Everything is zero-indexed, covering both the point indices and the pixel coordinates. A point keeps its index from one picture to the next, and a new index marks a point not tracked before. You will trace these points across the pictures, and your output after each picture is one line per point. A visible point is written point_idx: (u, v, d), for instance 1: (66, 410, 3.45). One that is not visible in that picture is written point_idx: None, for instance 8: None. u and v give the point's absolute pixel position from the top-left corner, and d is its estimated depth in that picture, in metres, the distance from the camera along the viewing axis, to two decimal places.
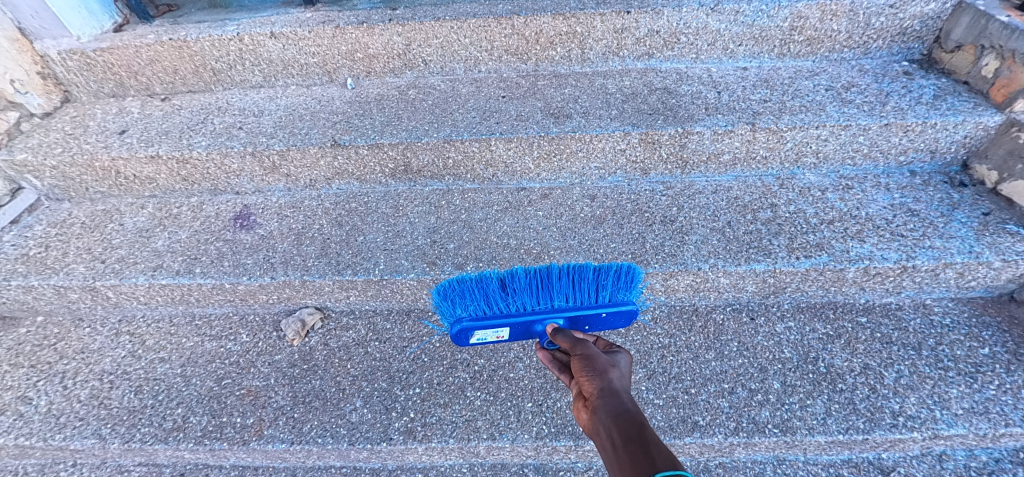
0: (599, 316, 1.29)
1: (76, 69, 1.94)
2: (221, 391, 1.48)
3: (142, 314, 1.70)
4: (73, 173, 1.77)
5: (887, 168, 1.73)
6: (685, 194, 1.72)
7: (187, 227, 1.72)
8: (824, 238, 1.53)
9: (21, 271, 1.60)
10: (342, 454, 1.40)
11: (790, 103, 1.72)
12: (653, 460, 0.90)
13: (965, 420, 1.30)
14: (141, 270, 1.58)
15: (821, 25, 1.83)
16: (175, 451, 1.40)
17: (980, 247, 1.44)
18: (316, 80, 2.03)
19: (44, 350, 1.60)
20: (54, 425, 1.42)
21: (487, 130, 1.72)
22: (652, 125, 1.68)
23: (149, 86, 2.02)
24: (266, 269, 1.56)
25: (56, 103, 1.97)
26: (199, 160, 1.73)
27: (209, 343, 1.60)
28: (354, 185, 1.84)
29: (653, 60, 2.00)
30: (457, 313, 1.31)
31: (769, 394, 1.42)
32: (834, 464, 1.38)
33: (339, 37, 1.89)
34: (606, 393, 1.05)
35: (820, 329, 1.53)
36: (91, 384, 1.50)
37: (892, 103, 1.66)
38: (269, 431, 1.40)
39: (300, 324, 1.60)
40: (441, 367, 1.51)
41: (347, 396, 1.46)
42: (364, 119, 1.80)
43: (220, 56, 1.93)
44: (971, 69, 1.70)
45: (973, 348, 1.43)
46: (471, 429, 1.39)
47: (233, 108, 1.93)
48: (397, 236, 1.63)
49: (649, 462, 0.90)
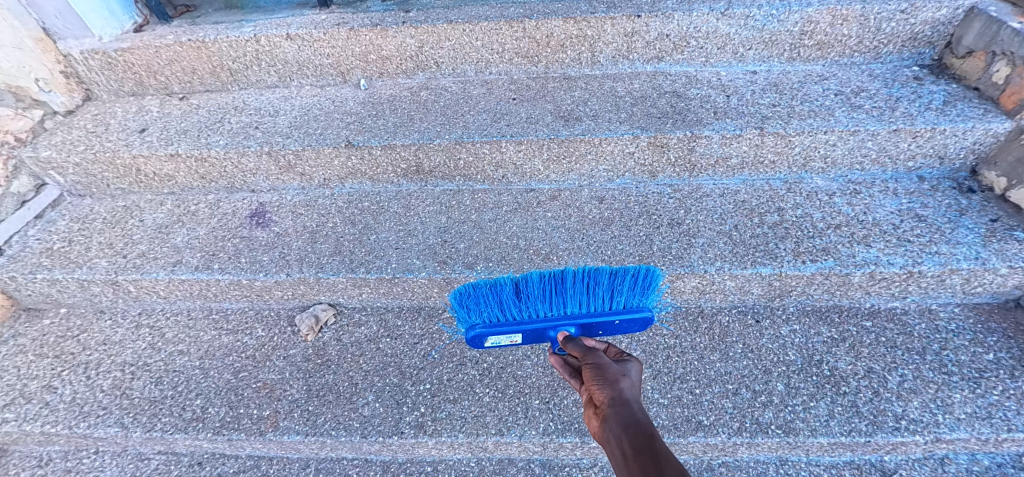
0: (613, 322, 1.32)
1: (97, 69, 1.99)
2: (238, 384, 1.52)
3: (161, 307, 1.75)
4: (95, 171, 1.82)
5: (896, 173, 1.74)
6: (692, 197, 1.75)
7: (204, 224, 1.77)
8: (830, 243, 1.54)
9: (45, 264, 1.65)
10: (355, 446, 1.44)
11: (799, 108, 1.73)
12: (663, 471, 0.91)
13: (967, 424, 1.32)
14: (162, 265, 1.63)
15: (831, 30, 1.84)
16: (194, 440, 1.45)
17: (986, 254, 1.45)
18: (330, 81, 2.08)
19: (67, 341, 1.65)
20: (79, 413, 1.48)
21: (498, 132, 1.75)
22: (661, 129, 1.70)
23: (168, 85, 2.07)
24: (281, 266, 1.61)
25: (78, 101, 2.03)
26: (217, 159, 1.78)
27: (226, 337, 1.65)
28: (367, 185, 1.88)
29: (662, 64, 2.02)
30: (471, 319, 1.35)
31: (773, 396, 1.44)
32: (836, 465, 1.41)
33: (353, 39, 1.93)
34: (617, 402, 1.07)
35: (824, 333, 1.55)
36: (113, 374, 1.56)
37: (901, 109, 1.67)
38: (284, 422, 1.45)
39: (313, 320, 1.64)
40: (451, 364, 1.55)
41: (359, 390, 1.50)
42: (377, 120, 1.84)
43: (237, 56, 1.98)
44: (981, 75, 1.70)
45: (977, 353, 1.44)
46: (480, 425, 1.43)
47: (249, 108, 1.97)
48: (409, 235, 1.67)
49: (658, 472, 0.91)
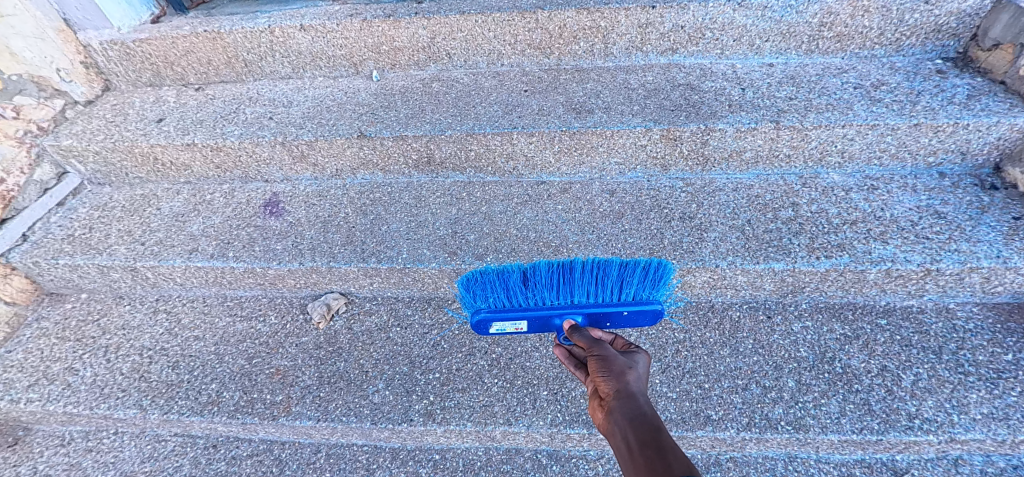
0: (621, 313, 1.31)
1: (116, 59, 2.02)
2: (252, 369, 1.56)
3: (177, 294, 1.78)
4: (115, 159, 1.85)
5: (916, 169, 1.70)
6: (705, 192, 1.73)
7: (219, 213, 1.80)
8: (846, 239, 1.52)
9: (67, 250, 1.69)
10: (365, 433, 1.46)
11: (817, 101, 1.70)
12: (669, 465, 0.92)
13: (983, 425, 1.30)
14: (178, 253, 1.67)
15: (851, 21, 1.80)
16: (209, 423, 1.48)
17: (1007, 252, 1.42)
18: (342, 72, 2.09)
19: (88, 325, 1.70)
20: (99, 395, 1.52)
21: (509, 124, 1.74)
22: (674, 121, 1.69)
23: (184, 76, 2.09)
24: (294, 254, 1.63)
25: (98, 92, 2.06)
26: (231, 149, 1.79)
27: (240, 323, 1.68)
28: (378, 176, 1.88)
29: (676, 56, 1.99)
30: (476, 304, 1.37)
31: (782, 392, 1.43)
32: (846, 463, 1.40)
33: (366, 30, 1.93)
34: (623, 395, 1.08)
35: (837, 330, 1.53)
36: (132, 358, 1.60)
37: (923, 103, 1.63)
38: (296, 408, 1.47)
39: (325, 308, 1.66)
40: (460, 354, 1.56)
41: (369, 378, 1.52)
42: (389, 111, 1.85)
43: (252, 47, 1.99)
44: (1008, 69, 1.65)
45: (995, 354, 1.41)
46: (488, 414, 1.44)
47: (263, 99, 1.99)
48: (420, 226, 1.68)
49: (664, 465, 0.92)
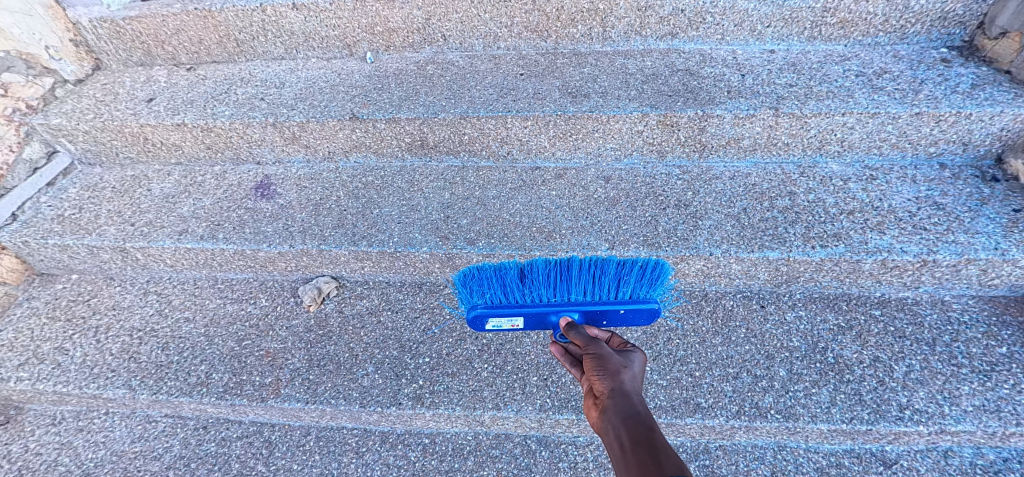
0: (618, 312, 1.31)
1: (106, 38, 1.99)
2: (242, 351, 1.55)
3: (169, 276, 1.77)
4: (105, 138, 1.83)
5: (916, 160, 1.67)
6: (701, 179, 1.71)
7: (210, 195, 1.78)
8: (842, 228, 1.50)
9: (57, 230, 1.68)
10: (354, 416, 1.47)
11: (817, 89, 1.67)
12: (660, 463, 0.91)
13: (974, 417, 1.29)
14: (168, 234, 1.65)
15: (856, 7, 1.75)
16: (199, 404, 1.49)
17: (1006, 244, 1.40)
18: (337, 53, 2.05)
19: (78, 306, 1.69)
20: (89, 375, 1.52)
21: (504, 108, 1.71)
22: (672, 107, 1.66)
23: (175, 56, 2.05)
24: (285, 237, 1.61)
25: (89, 71, 2.04)
26: (222, 130, 1.77)
27: (231, 305, 1.67)
28: (371, 159, 1.86)
29: (676, 40, 1.94)
30: (473, 300, 1.36)
31: (774, 381, 1.42)
32: (834, 453, 1.40)
33: (360, 10, 1.89)
34: (617, 394, 1.07)
35: (831, 320, 1.52)
36: (122, 338, 1.60)
37: (925, 92, 1.60)
38: (286, 390, 1.47)
39: (316, 291, 1.64)
40: (450, 339, 1.55)
41: (359, 361, 1.52)
42: (382, 94, 1.82)
43: (244, 26, 1.95)
44: (1015, 58, 1.61)
45: (990, 346, 1.40)
46: (477, 399, 1.44)
47: (255, 80, 1.96)
48: (412, 210, 1.66)
49: (655, 464, 0.91)
